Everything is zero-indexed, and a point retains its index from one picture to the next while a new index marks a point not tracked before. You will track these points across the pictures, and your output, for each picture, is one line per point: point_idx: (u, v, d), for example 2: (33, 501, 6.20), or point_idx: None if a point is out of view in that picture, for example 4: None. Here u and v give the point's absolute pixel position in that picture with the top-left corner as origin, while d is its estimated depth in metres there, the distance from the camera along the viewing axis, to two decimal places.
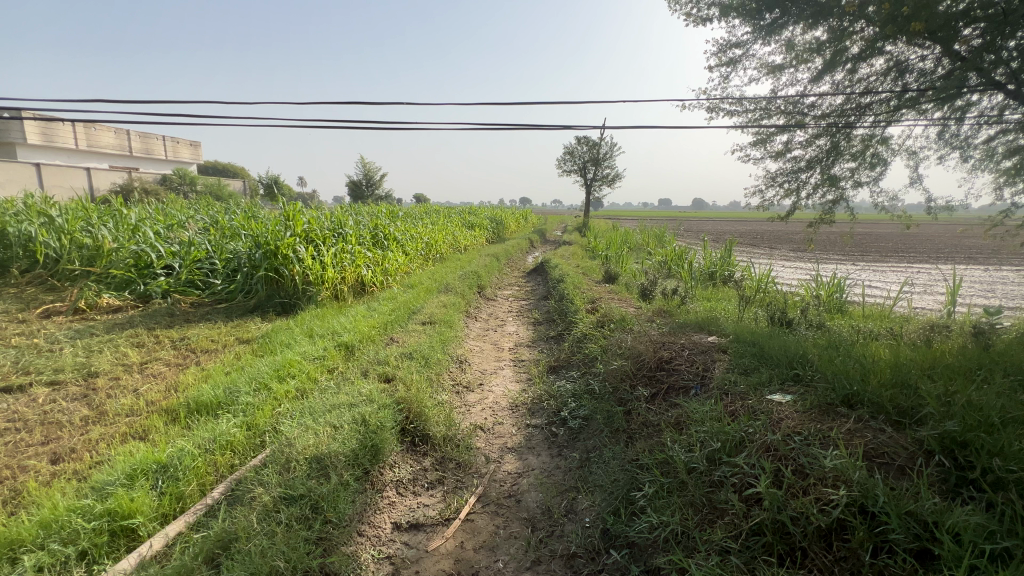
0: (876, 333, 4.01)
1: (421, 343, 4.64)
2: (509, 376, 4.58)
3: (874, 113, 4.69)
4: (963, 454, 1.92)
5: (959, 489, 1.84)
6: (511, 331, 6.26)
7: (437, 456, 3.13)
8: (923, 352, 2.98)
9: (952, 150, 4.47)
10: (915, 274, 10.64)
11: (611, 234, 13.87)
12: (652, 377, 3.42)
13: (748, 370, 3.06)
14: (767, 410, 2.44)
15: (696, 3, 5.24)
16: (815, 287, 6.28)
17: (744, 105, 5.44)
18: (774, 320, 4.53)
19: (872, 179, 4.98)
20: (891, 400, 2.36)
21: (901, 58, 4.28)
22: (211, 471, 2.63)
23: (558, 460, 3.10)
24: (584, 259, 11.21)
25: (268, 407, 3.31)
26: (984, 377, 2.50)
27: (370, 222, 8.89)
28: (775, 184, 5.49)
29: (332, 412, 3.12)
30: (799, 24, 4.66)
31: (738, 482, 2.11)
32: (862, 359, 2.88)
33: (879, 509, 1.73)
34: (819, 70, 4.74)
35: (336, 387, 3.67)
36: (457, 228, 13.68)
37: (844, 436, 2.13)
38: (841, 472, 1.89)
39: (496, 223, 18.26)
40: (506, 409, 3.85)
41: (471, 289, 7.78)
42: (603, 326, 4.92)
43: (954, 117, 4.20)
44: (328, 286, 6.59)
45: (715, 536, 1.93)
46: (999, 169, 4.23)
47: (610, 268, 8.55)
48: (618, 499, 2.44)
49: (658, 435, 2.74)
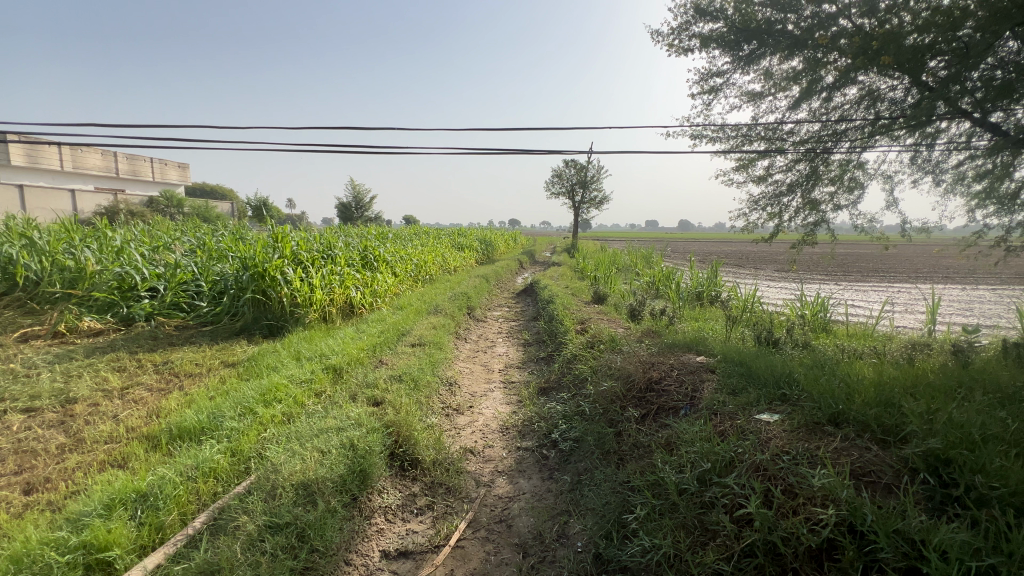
0: (860, 352, 4.08)
1: (411, 365, 4.61)
2: (499, 399, 4.55)
3: (850, 140, 4.85)
4: (947, 472, 1.94)
5: (944, 506, 1.86)
6: (500, 353, 6.25)
7: (427, 481, 3.08)
8: (905, 371, 3.03)
9: (925, 174, 4.64)
10: (895, 293, 10.90)
11: (598, 255, 14.03)
12: (642, 398, 3.42)
13: (736, 390, 3.08)
14: (755, 430, 2.46)
15: (678, 34, 5.45)
16: (800, 306, 6.38)
17: (726, 131, 5.61)
18: (761, 340, 4.59)
19: (851, 203, 5.14)
20: (875, 418, 2.39)
21: (873, 87, 4.47)
22: (193, 500, 2.55)
23: (549, 483, 3.07)
24: (573, 280, 11.30)
25: (253, 432, 3.24)
26: (964, 395, 2.55)
27: (359, 244, 8.89)
28: (758, 208, 5.63)
29: (319, 437, 3.06)
30: (776, 54, 4.88)
31: (728, 503, 2.11)
32: (846, 378, 2.92)
33: (867, 528, 1.74)
34: (796, 98, 4.92)
35: (324, 411, 3.61)
36: (447, 250, 13.72)
37: (831, 455, 2.15)
38: (829, 492, 1.90)
39: (486, 244, 18.36)
40: (496, 432, 3.82)
41: (460, 310, 7.78)
42: (593, 347, 4.94)
43: (925, 142, 4.38)
44: (315, 308, 6.56)
45: (706, 558, 1.91)
46: (970, 192, 4.40)
47: (599, 289, 8.63)
48: (609, 523, 2.41)
49: (649, 456, 2.73)
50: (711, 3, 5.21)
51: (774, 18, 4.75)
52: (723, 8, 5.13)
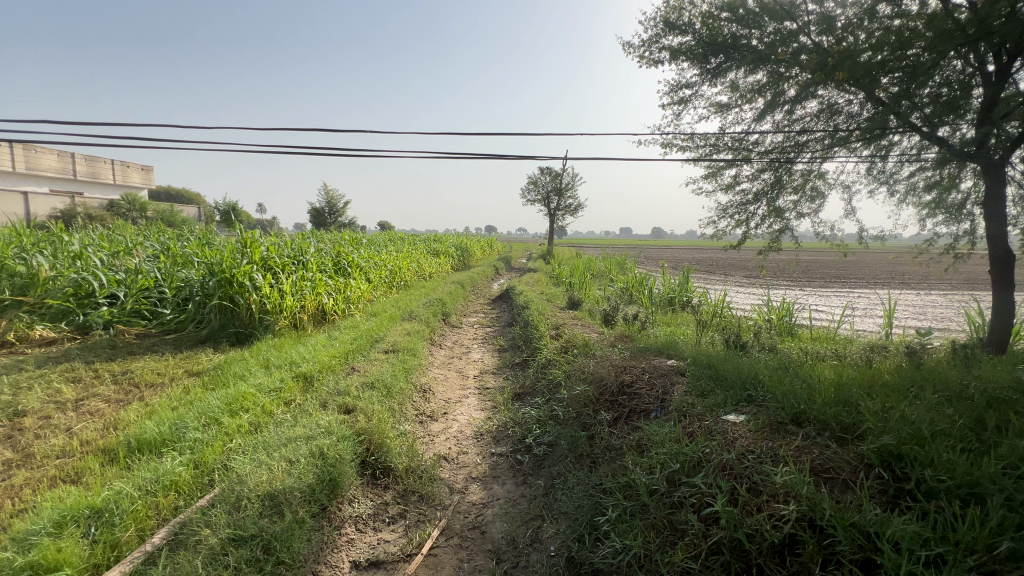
0: (823, 354, 4.24)
1: (384, 372, 4.54)
2: (474, 405, 4.53)
3: (811, 151, 5.05)
4: (900, 466, 2.03)
5: (897, 499, 1.94)
6: (475, 358, 6.24)
7: (399, 490, 3.03)
8: (863, 372, 3.17)
9: (880, 184, 4.87)
10: (856, 298, 11.39)
11: (573, 261, 14.21)
12: (614, 402, 3.47)
13: (704, 392, 3.15)
14: (722, 430, 2.52)
15: (648, 47, 5.59)
16: (766, 311, 6.59)
17: (695, 141, 5.77)
18: (729, 343, 4.73)
19: (813, 211, 5.35)
20: (835, 417, 2.48)
21: (832, 102, 4.68)
22: (152, 515, 2.44)
23: (522, 489, 3.07)
24: (549, 286, 11.40)
25: (218, 443, 3.14)
26: (916, 394, 2.68)
27: (332, 250, 8.75)
28: (726, 216, 5.81)
29: (288, 446, 2.98)
30: (741, 68, 5.07)
31: (696, 502, 2.16)
32: (808, 379, 3.02)
33: (826, 522, 1.80)
34: (761, 110, 5.10)
35: (293, 419, 3.52)
36: (422, 256, 13.62)
37: (793, 453, 2.22)
38: (791, 488, 1.96)
39: (462, 250, 18.31)
40: (471, 438, 3.80)
41: (435, 317, 7.73)
42: (567, 352, 4.97)
43: (879, 154, 4.61)
44: (285, 315, 6.41)
45: (675, 557, 1.95)
46: (921, 202, 4.64)
47: (574, 295, 8.73)
48: (582, 526, 2.42)
49: (621, 458, 2.77)
50: (680, 18, 5.38)
51: (739, 34, 4.95)
52: (691, 22, 5.30)
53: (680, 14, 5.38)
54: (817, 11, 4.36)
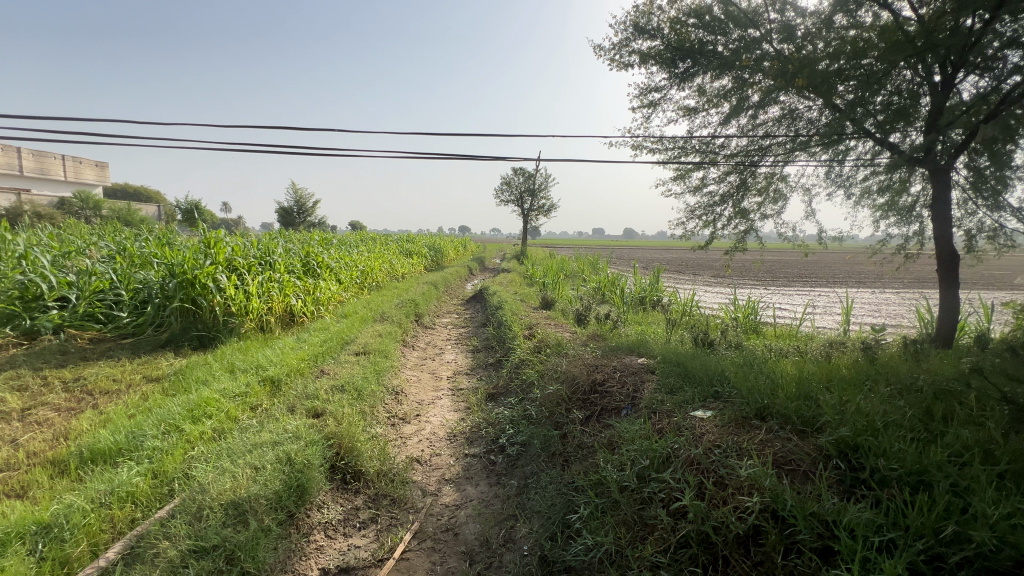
0: (785, 351, 4.40)
1: (354, 375, 4.45)
2: (448, 406, 4.50)
3: (774, 154, 5.24)
4: (855, 457, 2.13)
5: (853, 488, 2.03)
6: (449, 359, 6.21)
7: (370, 494, 2.98)
8: (822, 367, 3.30)
9: (838, 187, 5.09)
10: (816, 296, 11.88)
11: (546, 262, 14.31)
12: (586, 400, 3.50)
13: (673, 389, 3.22)
14: (690, 426, 2.59)
15: (618, 50, 5.68)
16: (733, 309, 6.80)
17: (664, 143, 5.89)
18: (698, 341, 4.85)
19: (775, 213, 5.54)
20: (796, 411, 2.58)
21: (793, 107, 4.85)
22: (106, 529, 2.32)
23: (496, 489, 3.06)
24: (522, 285, 11.44)
25: (179, 451, 3.01)
26: (871, 387, 2.81)
27: (300, 250, 8.53)
28: (694, 217, 5.95)
29: (253, 452, 2.89)
30: (707, 73, 5.21)
31: (665, 497, 2.20)
32: (771, 375, 3.13)
33: (788, 512, 1.86)
34: (727, 114, 5.25)
35: (259, 425, 3.41)
36: (394, 256, 13.44)
37: (757, 447, 2.29)
38: (755, 481, 2.02)
39: (435, 251, 18.15)
40: (444, 440, 3.77)
41: (408, 317, 7.64)
42: (540, 352, 4.99)
43: (837, 159, 4.80)
44: (252, 318, 6.22)
45: (645, 552, 1.98)
46: (875, 204, 4.87)
47: (547, 295, 8.78)
48: (554, 524, 2.44)
49: (593, 456, 2.80)
50: (649, 23, 5.48)
51: (705, 40, 5.09)
52: (659, 27, 5.41)
53: (649, 19, 5.49)
54: (779, 19, 4.52)
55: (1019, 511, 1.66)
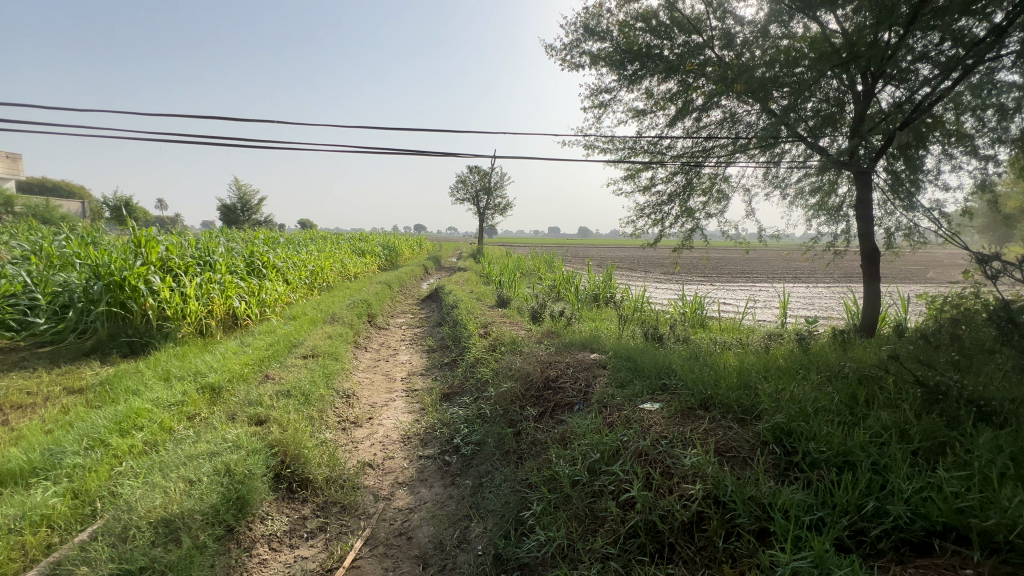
0: (728, 343, 4.63)
1: (302, 379, 4.27)
2: (402, 408, 4.40)
3: (717, 156, 5.47)
4: (789, 441, 2.26)
5: (787, 471, 2.14)
6: (403, 360, 6.09)
7: (319, 502, 2.87)
8: (761, 357, 3.48)
9: (775, 187, 5.39)
10: (758, 291, 12.58)
11: (503, 261, 14.34)
12: (539, 397, 3.53)
13: (624, 382, 3.30)
14: (639, 419, 2.66)
15: (569, 51, 5.76)
16: (681, 304, 7.07)
17: (615, 143, 6.03)
18: (648, 336, 4.99)
19: (719, 212, 5.81)
20: (737, 400, 2.70)
21: (733, 112, 5.10)
22: (16, 558, 2.10)
23: (450, 490, 3.03)
24: (479, 284, 11.40)
25: (104, 468, 2.77)
26: (803, 374, 2.99)
27: (243, 249, 8.10)
28: (644, 215, 6.12)
29: (188, 464, 2.71)
30: (654, 76, 5.36)
31: (615, 489, 2.25)
32: (714, 366, 3.27)
33: (728, 497, 1.95)
34: (673, 117, 5.44)
35: (195, 435, 3.21)
36: (346, 255, 13.03)
37: (701, 436, 2.38)
38: (698, 469, 2.11)
39: (389, 249, 17.75)
40: (397, 442, 3.69)
41: (360, 318, 7.42)
42: (495, 350, 4.99)
43: (773, 161, 5.09)
44: (190, 321, 5.85)
45: (596, 544, 2.02)
46: (808, 204, 5.20)
47: (502, 293, 8.79)
48: (508, 522, 2.43)
49: (546, 452, 2.82)
50: (599, 25, 5.59)
51: (652, 44, 5.24)
52: (608, 29, 5.53)
53: (598, 21, 5.60)
54: (720, 27, 4.74)
55: (929, 484, 1.82)
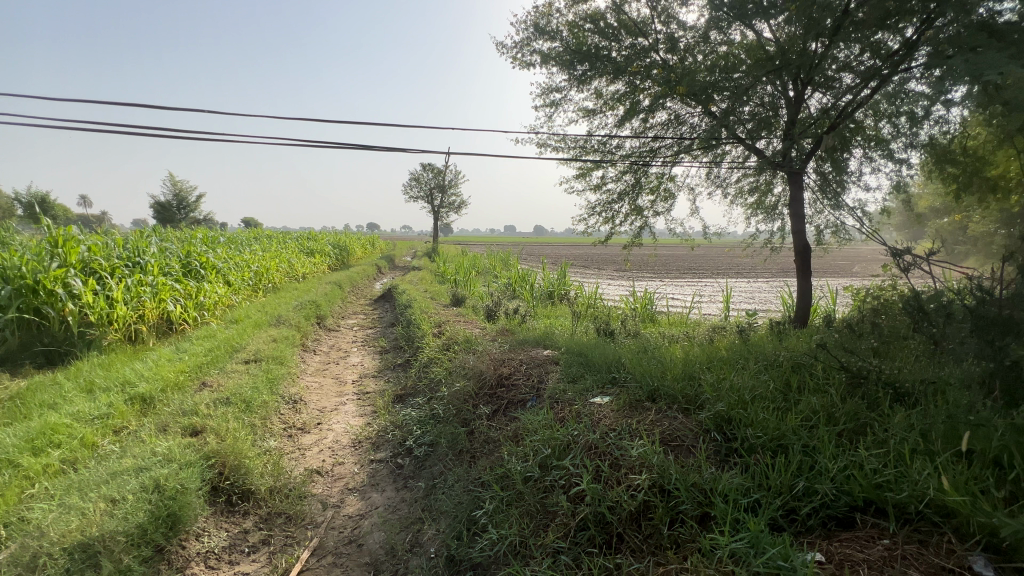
0: (676, 336, 4.80)
1: (243, 385, 4.04)
2: (352, 411, 4.27)
3: (663, 156, 5.65)
4: (729, 428, 2.36)
5: (727, 456, 2.25)
6: (354, 362, 5.91)
7: (261, 514, 2.73)
8: (704, 349, 3.64)
9: (717, 187, 5.63)
10: (703, 287, 13.15)
11: (458, 259, 14.22)
12: (492, 394, 3.52)
13: (575, 377, 3.34)
14: (589, 413, 2.70)
15: (520, 49, 5.77)
16: (632, 300, 7.27)
17: (567, 142, 6.10)
18: (600, 331, 5.10)
19: (666, 210, 6.01)
20: (681, 391, 2.81)
21: (678, 113, 5.29)
22: None
23: (402, 493, 2.96)
24: (433, 283, 11.25)
25: (12, 491, 2.51)
26: (742, 364, 3.15)
27: (179, 249, 7.60)
28: (595, 213, 6.24)
29: (112, 482, 2.51)
30: (603, 77, 5.46)
31: (566, 483, 2.27)
32: (661, 359, 3.38)
33: (673, 485, 2.02)
34: (621, 117, 5.57)
35: (121, 450, 2.96)
36: (293, 255, 12.49)
37: (647, 427, 2.45)
38: (645, 459, 2.17)
39: (340, 248, 17.18)
40: (347, 447, 3.57)
41: (308, 320, 7.13)
42: (449, 349, 4.93)
43: (715, 161, 5.32)
44: (118, 327, 5.42)
45: (547, 539, 2.04)
46: (747, 203, 5.48)
47: (457, 292, 8.71)
48: (460, 523, 2.40)
49: (498, 450, 2.82)
50: (548, 24, 5.64)
51: (601, 45, 5.33)
52: (558, 29, 5.59)
53: (548, 21, 5.65)
54: (664, 31, 4.90)
55: (852, 463, 1.96)
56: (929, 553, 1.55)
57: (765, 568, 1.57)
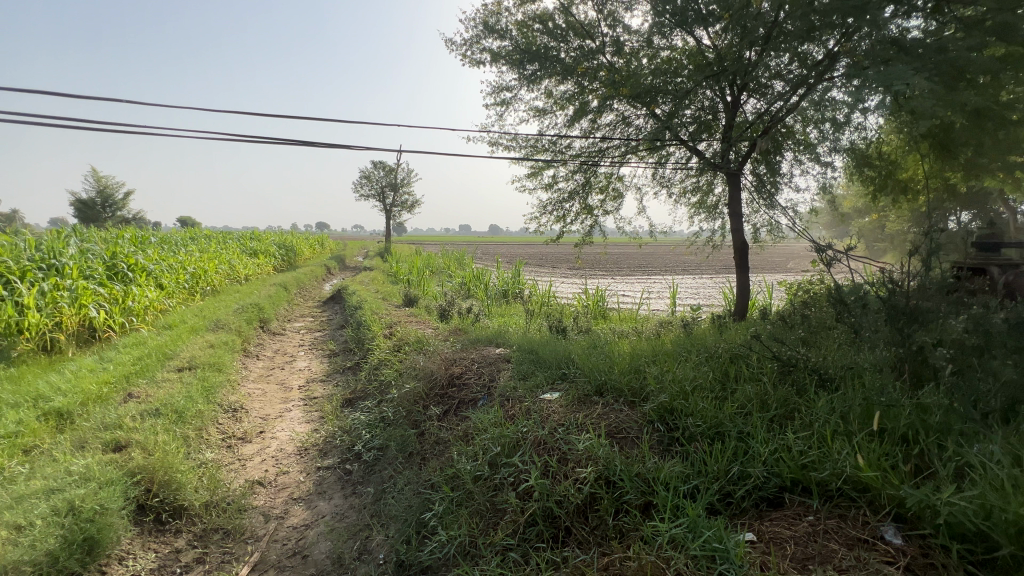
0: (625, 332, 4.94)
1: (175, 394, 3.78)
2: (298, 418, 4.09)
3: (611, 157, 5.79)
4: (672, 418, 2.46)
5: (669, 445, 2.34)
6: (301, 367, 5.67)
7: (195, 531, 2.57)
8: (651, 344, 3.76)
9: (662, 186, 5.84)
10: (653, 284, 13.61)
11: (411, 259, 13.97)
12: (444, 395, 3.48)
13: (526, 374, 3.36)
14: (538, 409, 2.73)
15: (470, 47, 5.74)
16: (584, 298, 7.40)
17: (518, 141, 6.13)
18: (552, 329, 5.15)
19: (615, 209, 6.16)
20: (627, 384, 2.89)
21: (625, 115, 5.43)
22: None
23: (351, 500, 2.87)
24: (385, 283, 10.99)
25: None
26: (685, 356, 3.28)
27: (102, 251, 7.03)
28: (547, 212, 6.31)
29: (19, 506, 2.28)
30: (552, 78, 5.51)
31: (515, 480, 2.28)
32: (608, 354, 3.46)
33: (617, 476, 2.07)
34: (571, 117, 5.65)
35: (31, 472, 2.70)
36: (234, 255, 11.83)
37: (595, 421, 2.51)
38: (591, 452, 2.21)
39: (286, 249, 16.45)
40: (292, 456, 3.41)
41: (250, 324, 6.77)
42: (400, 350, 4.83)
43: (660, 162, 5.51)
44: (30, 336, 4.94)
45: (496, 537, 2.04)
46: (690, 202, 5.71)
47: (410, 292, 8.55)
48: (410, 526, 2.36)
49: (449, 450, 2.79)
50: (497, 23, 5.64)
51: (550, 46, 5.40)
52: (507, 29, 5.60)
53: (497, 20, 5.64)
54: (610, 34, 5.02)
55: (781, 446, 2.08)
56: (848, 525, 1.68)
57: (701, 551, 1.64)
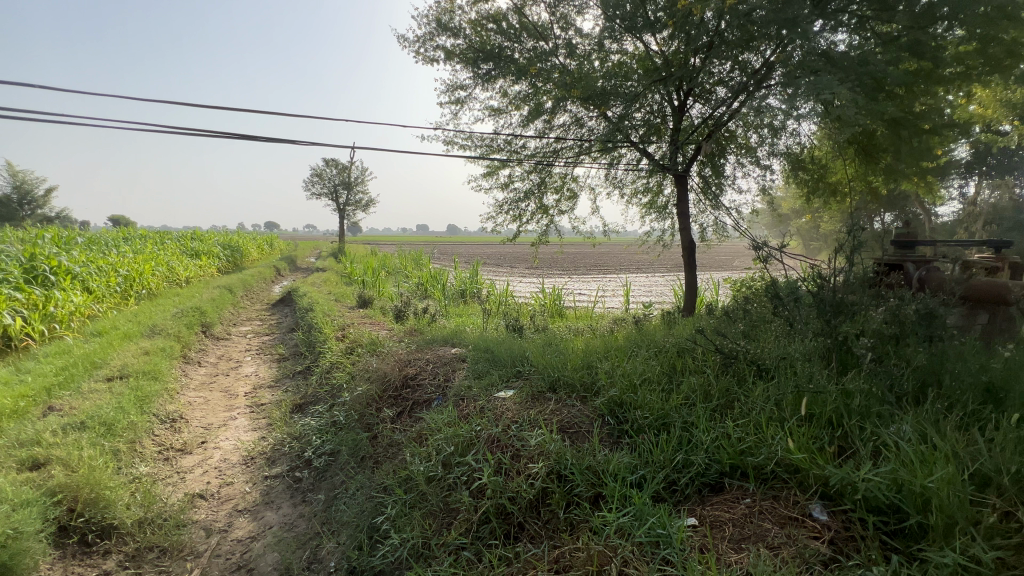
0: (580, 329, 5.03)
1: (104, 405, 3.51)
2: (244, 426, 3.90)
3: (565, 157, 5.88)
4: (621, 412, 2.53)
5: (619, 437, 2.41)
6: (247, 373, 5.40)
7: (127, 551, 2.41)
8: (603, 340, 3.84)
9: (614, 186, 5.99)
10: (608, 282, 13.93)
11: (366, 259, 13.62)
12: (397, 396, 3.42)
13: (481, 373, 3.36)
14: (492, 407, 2.73)
15: (423, 44, 5.65)
16: (541, 297, 7.47)
17: (474, 140, 6.11)
18: (509, 328, 5.17)
19: (570, 209, 6.26)
20: (580, 379, 2.94)
21: (578, 116, 5.53)
22: None
23: (300, 508, 2.77)
24: (339, 284, 10.66)
25: None
26: (635, 351, 3.38)
27: (19, 253, 6.43)
28: (503, 212, 6.33)
29: None
30: (506, 78, 5.53)
31: (468, 479, 2.28)
32: (562, 351, 3.51)
33: (568, 469, 2.12)
34: (525, 117, 5.69)
35: None
36: (173, 257, 11.13)
37: (548, 417, 2.54)
38: (542, 448, 2.24)
39: (231, 249, 15.63)
40: (237, 466, 3.25)
41: (190, 329, 6.38)
42: (353, 353, 4.70)
43: (612, 163, 5.65)
44: None
45: (450, 537, 2.03)
46: (641, 202, 5.89)
47: (365, 293, 8.34)
48: (362, 532, 2.31)
49: (402, 453, 2.74)
50: (451, 21, 5.59)
51: (504, 45, 5.41)
52: (461, 27, 5.57)
53: (451, 17, 5.60)
54: (563, 36, 5.10)
55: (721, 434, 2.18)
56: (780, 505, 1.79)
57: (647, 537, 1.70)
